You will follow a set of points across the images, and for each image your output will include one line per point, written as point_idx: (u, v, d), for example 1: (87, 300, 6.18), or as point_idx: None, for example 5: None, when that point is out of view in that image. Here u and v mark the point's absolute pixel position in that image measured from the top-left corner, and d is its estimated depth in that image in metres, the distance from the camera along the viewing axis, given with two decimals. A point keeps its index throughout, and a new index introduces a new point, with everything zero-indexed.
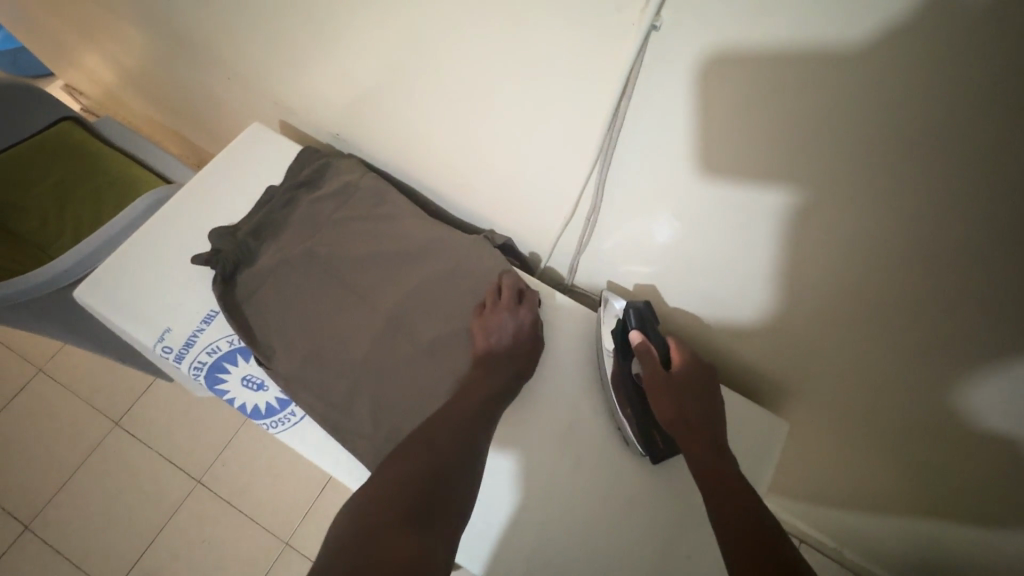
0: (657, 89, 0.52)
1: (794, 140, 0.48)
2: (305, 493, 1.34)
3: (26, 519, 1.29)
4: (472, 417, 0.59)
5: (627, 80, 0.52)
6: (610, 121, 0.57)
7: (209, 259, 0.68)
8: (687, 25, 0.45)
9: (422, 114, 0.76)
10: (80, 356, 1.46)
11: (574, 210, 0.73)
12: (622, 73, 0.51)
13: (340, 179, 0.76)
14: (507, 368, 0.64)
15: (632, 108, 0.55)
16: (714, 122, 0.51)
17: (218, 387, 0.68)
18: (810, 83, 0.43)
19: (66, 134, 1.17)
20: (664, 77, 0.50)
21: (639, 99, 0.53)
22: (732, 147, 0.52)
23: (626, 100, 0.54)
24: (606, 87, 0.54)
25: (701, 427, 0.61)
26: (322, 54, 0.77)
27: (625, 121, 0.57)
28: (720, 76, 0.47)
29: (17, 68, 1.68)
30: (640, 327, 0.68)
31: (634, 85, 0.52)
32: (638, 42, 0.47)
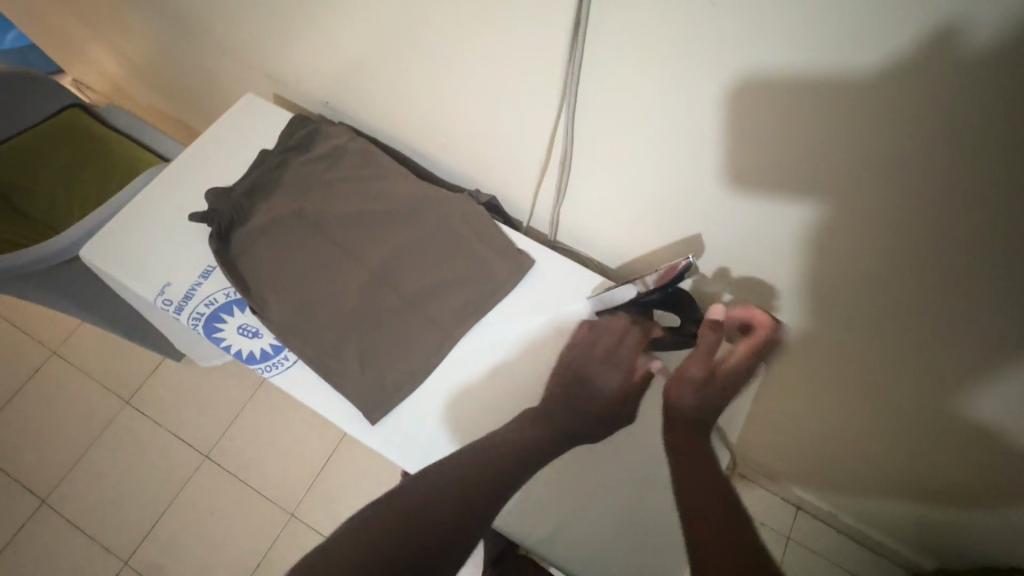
0: (613, 27, 0.53)
1: (744, 72, 0.49)
2: (308, 466, 1.37)
3: (42, 495, 1.34)
4: (511, 455, 0.60)
5: (579, 11, 0.53)
6: (569, 59, 0.59)
7: (206, 216, 0.72)
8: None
9: (404, 76, 0.79)
10: (90, 338, 1.50)
11: (548, 162, 0.75)
12: (575, 5, 0.53)
13: (328, 141, 0.79)
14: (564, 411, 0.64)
15: (589, 48, 0.57)
16: (670, 61, 0.53)
17: (215, 336, 0.71)
18: (752, 12, 0.44)
19: (70, 120, 1.21)
20: (618, 16, 0.52)
21: (596, 38, 0.55)
22: (688, 87, 0.54)
23: (582, 37, 0.56)
24: (564, 24, 0.56)
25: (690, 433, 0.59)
26: (308, 22, 0.80)
27: (583, 61, 0.58)
28: (670, 11, 0.49)
29: (28, 63, 1.73)
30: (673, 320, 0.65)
31: (587, 22, 0.54)
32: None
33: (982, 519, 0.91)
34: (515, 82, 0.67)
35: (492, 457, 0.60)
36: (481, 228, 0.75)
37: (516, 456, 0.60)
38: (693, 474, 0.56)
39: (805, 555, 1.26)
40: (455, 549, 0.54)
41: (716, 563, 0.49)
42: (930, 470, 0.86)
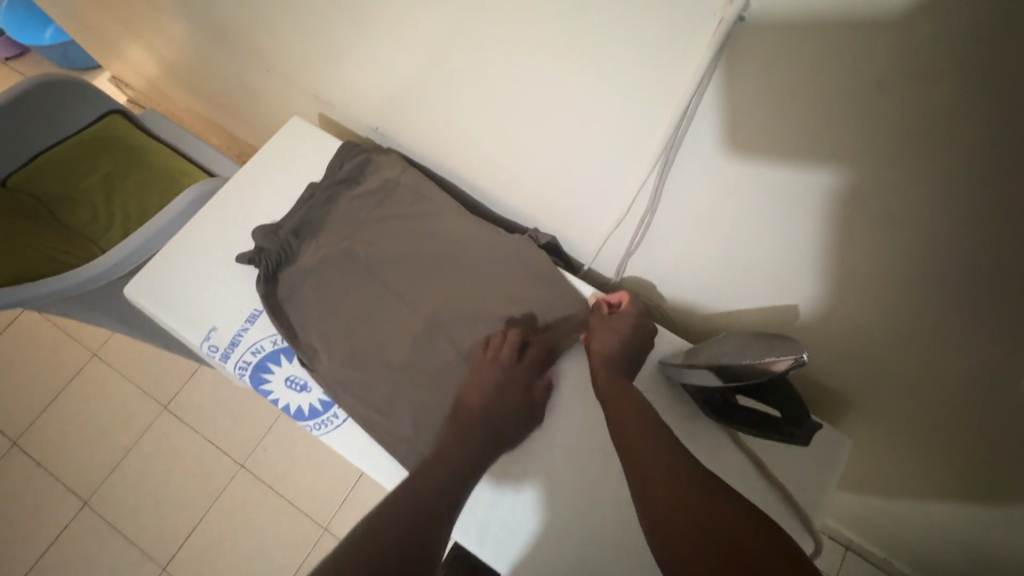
0: (734, 86, 0.47)
1: (892, 146, 0.43)
2: (342, 479, 1.36)
3: (85, 497, 1.37)
4: (451, 466, 0.56)
5: (703, 73, 0.47)
6: (679, 117, 0.53)
7: (254, 257, 0.68)
8: (778, 16, 0.41)
9: (466, 110, 0.74)
10: (129, 342, 1.51)
11: (625, 213, 0.70)
12: (699, 67, 0.47)
13: (381, 175, 0.75)
14: (482, 434, 0.59)
15: (698, 104, 0.51)
16: (797, 125, 0.47)
17: (263, 387, 0.67)
18: (921, 84, 0.38)
19: (112, 127, 1.19)
20: (744, 76, 0.46)
21: (703, 94, 0.50)
22: (815, 153, 0.48)
23: (697, 98, 0.50)
24: (678, 85, 0.50)
25: (647, 433, 0.55)
26: (363, 49, 0.76)
27: (692, 119, 0.53)
28: (812, 75, 0.42)
29: (68, 60, 1.72)
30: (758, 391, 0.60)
31: (707, 84, 0.49)
32: (718, 36, 0.43)
33: None
34: (604, 134, 0.61)
35: (445, 478, 0.55)
36: (545, 276, 0.70)
37: (454, 477, 0.55)
38: (643, 448, 0.53)
39: None
40: (415, 548, 0.48)
41: (682, 539, 0.45)
42: (1018, 542, 0.79)
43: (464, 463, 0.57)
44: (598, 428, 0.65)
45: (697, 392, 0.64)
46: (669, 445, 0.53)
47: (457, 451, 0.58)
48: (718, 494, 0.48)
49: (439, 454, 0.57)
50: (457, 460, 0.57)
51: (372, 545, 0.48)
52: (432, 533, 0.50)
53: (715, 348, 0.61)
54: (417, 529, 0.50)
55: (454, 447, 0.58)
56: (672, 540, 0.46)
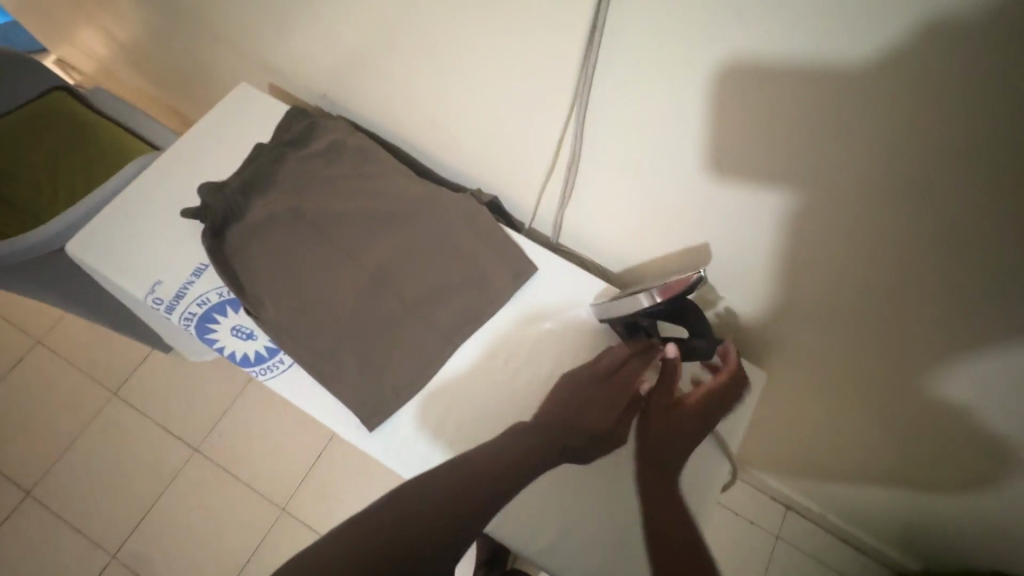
0: (628, 32, 0.52)
1: (764, 84, 0.48)
2: (300, 460, 1.36)
3: (27, 487, 1.32)
4: (514, 468, 0.56)
5: (596, 14, 0.52)
6: (582, 65, 0.58)
7: (199, 212, 0.70)
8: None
9: (407, 74, 0.77)
10: (77, 327, 1.47)
11: (554, 170, 0.75)
12: (595, 10, 0.52)
13: (327, 137, 0.77)
14: (555, 447, 0.59)
15: (602, 54, 0.56)
16: (685, 68, 0.52)
17: (209, 337, 0.69)
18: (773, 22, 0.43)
19: (55, 103, 1.18)
20: (635, 22, 0.51)
21: (606, 45, 0.55)
22: (703, 96, 0.53)
23: (595, 46, 0.55)
24: (576, 35, 0.56)
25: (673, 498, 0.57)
26: (308, 15, 0.78)
27: (596, 69, 0.58)
28: (689, 19, 0.48)
29: (10, 41, 1.67)
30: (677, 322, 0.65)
31: (601, 32, 0.54)
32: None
33: (971, 530, 0.91)
34: (527, 87, 0.65)
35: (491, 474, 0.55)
36: (483, 230, 0.73)
37: (512, 476, 0.55)
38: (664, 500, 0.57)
39: (796, 558, 1.24)
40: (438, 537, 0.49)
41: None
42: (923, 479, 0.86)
43: (535, 461, 0.57)
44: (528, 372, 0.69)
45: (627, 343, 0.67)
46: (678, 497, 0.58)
47: (513, 452, 0.58)
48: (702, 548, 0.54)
49: (493, 450, 0.57)
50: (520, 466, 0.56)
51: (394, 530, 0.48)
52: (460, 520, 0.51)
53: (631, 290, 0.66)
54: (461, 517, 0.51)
55: (513, 447, 0.58)
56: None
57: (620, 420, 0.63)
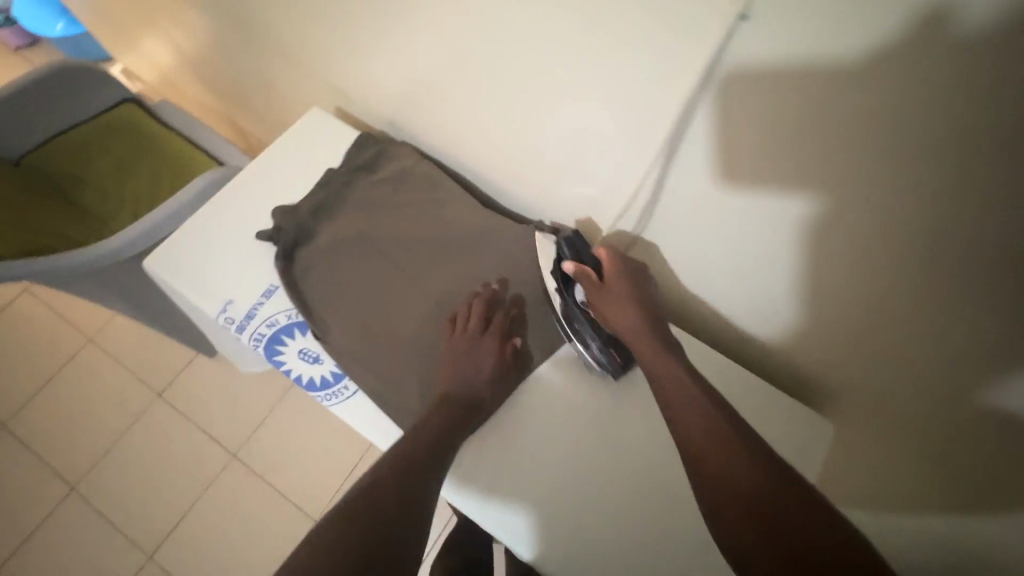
0: (734, 83, 0.53)
1: (874, 139, 0.48)
2: (335, 471, 1.37)
3: (73, 482, 1.36)
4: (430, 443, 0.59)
5: (708, 63, 0.52)
6: (679, 114, 0.58)
7: (273, 235, 0.72)
8: (777, 18, 0.46)
9: (479, 107, 0.78)
10: (126, 329, 1.51)
11: (626, 209, 0.74)
12: (705, 63, 0.52)
13: (396, 164, 0.78)
14: (459, 410, 0.63)
15: (703, 100, 0.56)
16: (789, 120, 0.52)
17: (276, 359, 0.70)
18: (898, 81, 0.44)
19: (127, 114, 1.22)
20: (743, 74, 0.52)
21: (709, 91, 0.55)
22: (804, 147, 0.53)
23: (700, 94, 0.55)
24: (677, 87, 0.55)
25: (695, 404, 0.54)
26: (386, 44, 0.80)
27: (696, 116, 0.57)
28: (804, 73, 0.48)
29: (80, 51, 1.75)
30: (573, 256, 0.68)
31: (712, 79, 0.54)
32: (724, 33, 0.49)
33: None
34: (609, 128, 0.65)
35: (423, 450, 0.58)
36: None
37: (435, 447, 0.58)
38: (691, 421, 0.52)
39: None
40: (405, 507, 0.52)
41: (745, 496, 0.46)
42: None
43: (444, 426, 0.61)
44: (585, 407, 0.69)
45: (598, 360, 0.69)
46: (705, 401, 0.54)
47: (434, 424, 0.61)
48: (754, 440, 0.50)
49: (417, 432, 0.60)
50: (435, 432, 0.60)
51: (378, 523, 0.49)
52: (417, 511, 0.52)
53: (556, 300, 0.70)
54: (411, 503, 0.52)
55: (430, 420, 0.61)
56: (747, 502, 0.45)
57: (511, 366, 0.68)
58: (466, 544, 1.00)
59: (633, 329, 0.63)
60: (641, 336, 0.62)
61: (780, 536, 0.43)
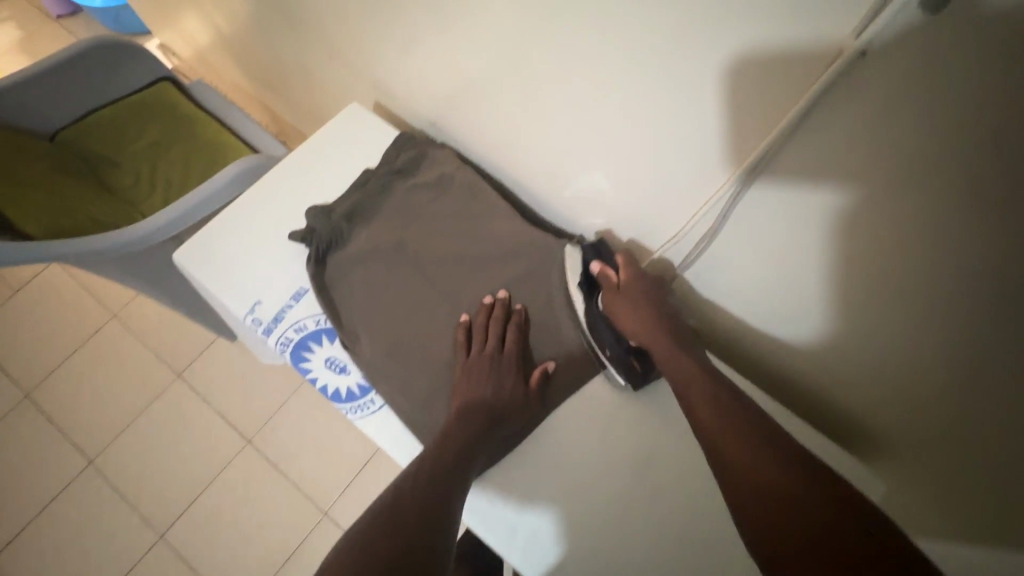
0: (832, 123, 0.48)
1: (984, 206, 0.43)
2: (347, 466, 1.36)
3: (91, 457, 1.37)
4: (451, 451, 0.57)
5: (812, 97, 0.47)
6: (772, 147, 0.53)
7: (306, 237, 0.70)
8: (901, 60, 0.41)
9: (531, 114, 0.74)
10: (151, 307, 1.52)
11: (685, 231, 0.71)
12: (804, 99, 0.47)
13: (435, 169, 0.76)
14: (479, 423, 0.61)
15: (796, 134, 0.51)
16: (886, 167, 0.47)
17: (302, 365, 0.69)
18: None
19: (162, 94, 1.21)
20: (845, 115, 0.47)
21: (805, 125, 0.50)
22: (899, 199, 0.48)
23: (796, 128, 0.50)
24: (778, 115, 0.51)
25: (716, 399, 0.56)
26: (433, 44, 0.76)
27: (791, 148, 0.52)
28: (916, 122, 0.43)
29: (119, 23, 1.74)
30: (598, 259, 0.70)
31: (810, 116, 0.49)
32: (835, 68, 0.44)
33: None
34: (679, 154, 0.62)
35: (445, 461, 0.56)
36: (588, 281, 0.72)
37: (455, 455, 0.57)
38: (720, 430, 0.53)
39: None
40: (427, 523, 0.50)
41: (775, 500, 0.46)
42: None
43: (464, 439, 0.59)
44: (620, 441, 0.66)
45: (616, 368, 0.67)
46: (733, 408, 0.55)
47: (455, 434, 0.59)
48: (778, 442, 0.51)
49: (437, 443, 0.58)
50: (456, 439, 0.59)
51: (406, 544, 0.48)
52: (441, 526, 0.50)
53: (578, 305, 0.70)
54: (434, 519, 0.51)
55: (451, 432, 0.60)
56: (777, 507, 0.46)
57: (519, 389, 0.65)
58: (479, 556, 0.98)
59: (646, 330, 0.64)
60: (653, 337, 0.63)
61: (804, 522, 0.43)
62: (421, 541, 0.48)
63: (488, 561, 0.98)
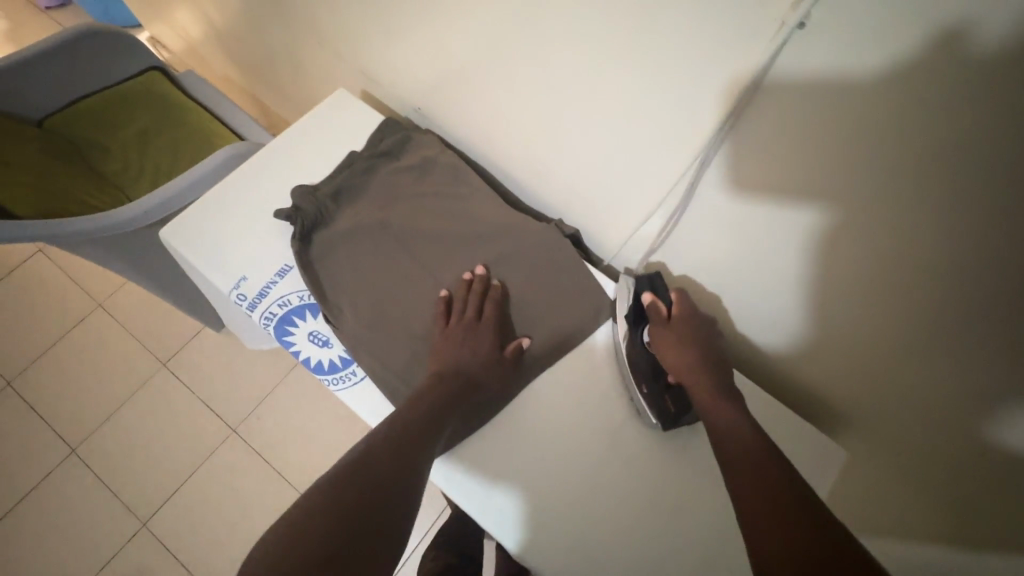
0: (780, 95, 0.51)
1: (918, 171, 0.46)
2: (334, 452, 1.38)
3: (74, 444, 1.37)
4: (426, 417, 0.59)
5: (758, 71, 0.50)
6: (725, 119, 0.56)
7: (291, 215, 0.72)
8: (836, 31, 0.44)
9: (510, 100, 0.77)
10: (137, 296, 1.52)
11: (653, 211, 0.73)
12: (752, 71, 0.50)
13: (419, 153, 0.79)
14: (455, 391, 0.63)
15: (747, 105, 0.54)
16: (833, 140, 0.50)
17: (286, 339, 0.71)
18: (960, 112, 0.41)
19: (151, 82, 1.22)
20: (792, 88, 0.49)
21: (755, 97, 0.52)
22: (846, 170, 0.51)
23: (746, 100, 0.53)
24: (728, 90, 0.54)
25: (742, 434, 0.55)
26: (416, 31, 0.79)
27: (741, 120, 0.55)
28: (855, 92, 0.46)
29: (108, 16, 1.75)
30: (651, 292, 0.70)
31: (758, 88, 0.52)
32: (777, 40, 0.47)
33: None
34: (644, 131, 0.65)
35: (419, 428, 0.58)
36: (565, 260, 0.75)
37: (431, 424, 0.59)
38: (734, 450, 0.54)
39: None
40: (394, 483, 0.52)
41: (766, 511, 0.45)
42: None
43: (439, 406, 0.61)
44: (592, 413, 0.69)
45: (646, 404, 0.67)
46: (759, 439, 0.54)
47: (431, 401, 0.61)
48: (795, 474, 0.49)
49: (414, 407, 0.60)
50: (432, 406, 0.60)
51: (375, 504, 0.49)
52: (407, 487, 0.52)
53: (621, 332, 0.71)
54: (400, 479, 0.52)
55: (428, 397, 0.61)
56: (766, 517, 0.45)
57: (496, 358, 0.67)
58: (462, 535, 1.00)
59: (689, 369, 0.64)
60: (694, 377, 0.64)
61: (780, 554, 0.42)
62: (386, 497, 0.50)
63: (471, 543, 1.00)
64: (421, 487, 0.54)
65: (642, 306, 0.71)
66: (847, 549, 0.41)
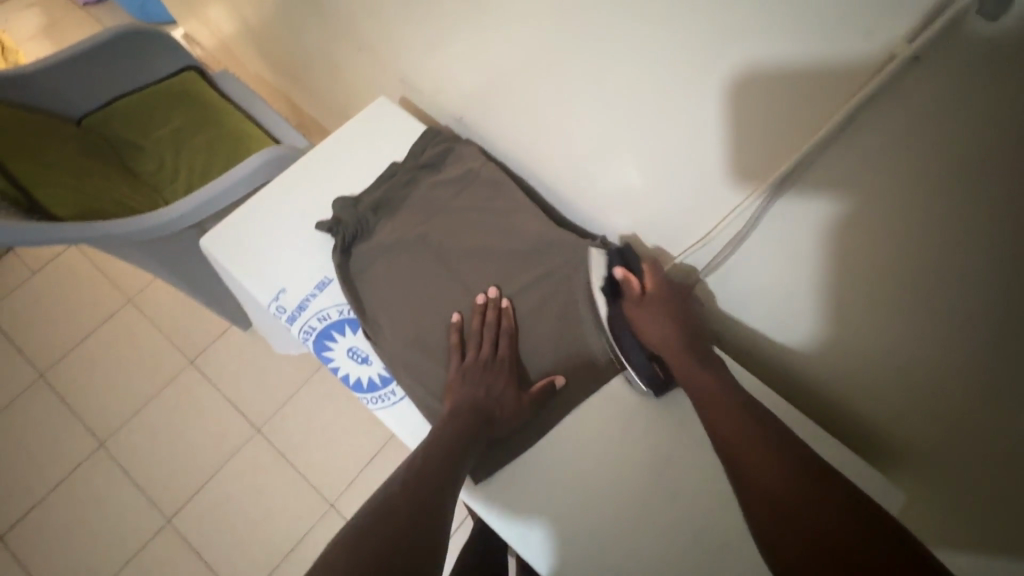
0: (873, 129, 0.47)
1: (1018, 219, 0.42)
2: (354, 458, 1.37)
3: (101, 438, 1.38)
4: (443, 449, 0.57)
5: (855, 106, 0.46)
6: (812, 152, 0.51)
7: (333, 227, 0.71)
8: (952, 67, 0.40)
9: (557, 114, 0.74)
10: (166, 292, 1.53)
11: (708, 237, 0.70)
12: (846, 107, 0.46)
13: (462, 164, 0.77)
14: (473, 424, 0.61)
15: (836, 139, 0.49)
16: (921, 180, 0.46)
17: (324, 354, 0.70)
18: None
19: (187, 83, 1.22)
20: (887, 125, 0.46)
21: (848, 132, 0.48)
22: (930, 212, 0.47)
23: (837, 135, 0.49)
24: (818, 121, 0.50)
25: (727, 404, 0.59)
26: (462, 41, 0.77)
27: (824, 156, 0.51)
28: (960, 133, 0.42)
29: (144, 11, 1.76)
30: (623, 265, 0.69)
31: (852, 123, 0.47)
32: (884, 74, 0.43)
33: None
34: (710, 154, 0.61)
35: (438, 464, 0.56)
36: None
37: (449, 454, 0.57)
38: (726, 424, 0.57)
39: None
40: (415, 519, 0.50)
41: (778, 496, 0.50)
42: None
43: (458, 440, 0.59)
44: (635, 445, 0.66)
45: (639, 374, 0.66)
46: (741, 404, 0.59)
47: (450, 435, 0.59)
48: (775, 440, 0.55)
49: (431, 442, 0.58)
50: (451, 441, 0.58)
51: (398, 542, 0.47)
52: (427, 522, 0.50)
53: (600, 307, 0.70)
54: (419, 514, 0.50)
55: (446, 431, 0.59)
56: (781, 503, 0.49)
57: (512, 396, 0.65)
58: (488, 549, 0.99)
59: (672, 343, 0.65)
60: (677, 351, 0.64)
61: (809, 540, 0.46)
62: (410, 535, 0.48)
63: (494, 557, 0.98)
64: (446, 523, 0.51)
65: (614, 279, 0.69)
66: (853, 515, 0.47)
